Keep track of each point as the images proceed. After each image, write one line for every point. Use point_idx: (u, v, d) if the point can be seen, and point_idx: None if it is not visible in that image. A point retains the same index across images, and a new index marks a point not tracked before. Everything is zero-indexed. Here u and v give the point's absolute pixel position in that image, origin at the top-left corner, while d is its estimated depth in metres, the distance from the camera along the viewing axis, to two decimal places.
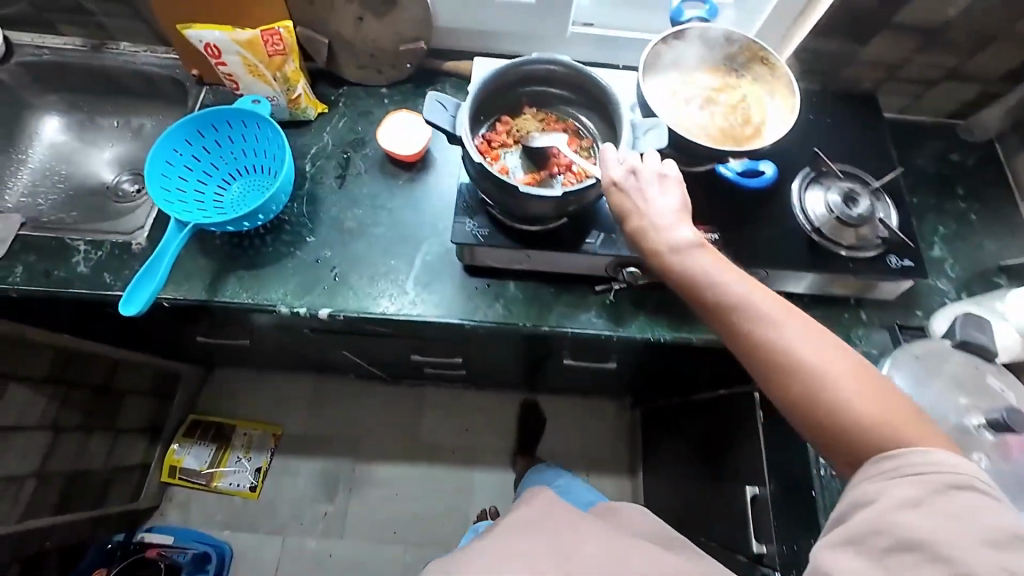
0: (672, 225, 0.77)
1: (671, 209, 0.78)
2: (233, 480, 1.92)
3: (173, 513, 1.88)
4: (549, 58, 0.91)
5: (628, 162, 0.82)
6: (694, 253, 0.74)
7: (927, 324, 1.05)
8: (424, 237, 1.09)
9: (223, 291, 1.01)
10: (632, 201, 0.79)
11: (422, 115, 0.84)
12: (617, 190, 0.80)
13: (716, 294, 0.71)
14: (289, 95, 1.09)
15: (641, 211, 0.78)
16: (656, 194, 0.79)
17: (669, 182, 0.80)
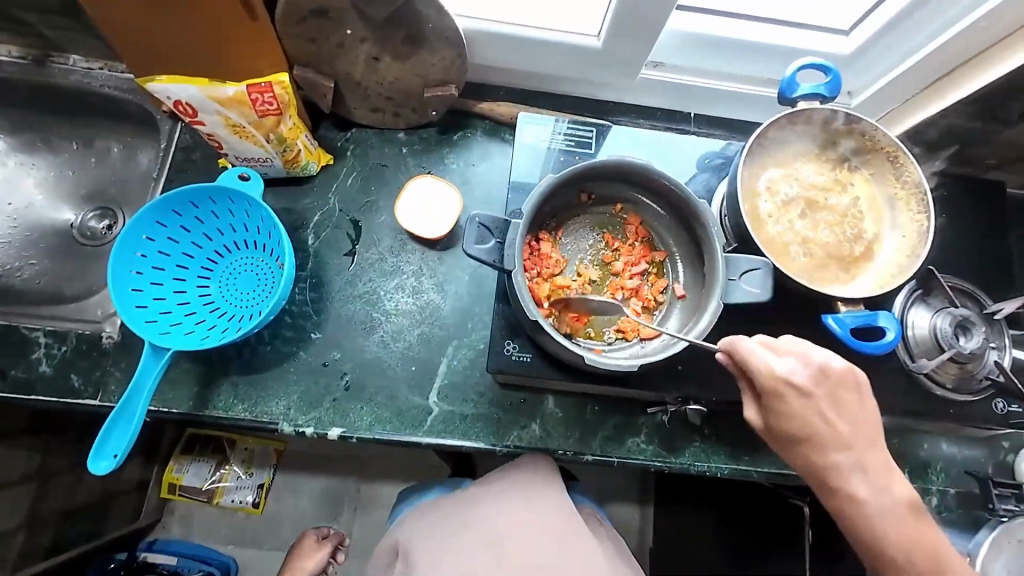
0: (868, 462, 0.62)
1: (856, 427, 0.62)
2: (233, 498, 1.48)
3: (174, 528, 1.50)
4: (624, 159, 0.71)
5: (808, 361, 0.62)
6: (896, 509, 0.61)
7: (1018, 463, 0.92)
8: (450, 337, 0.93)
9: (214, 403, 0.86)
10: (813, 424, 0.61)
11: (463, 249, 0.66)
12: (793, 400, 0.61)
13: (912, 560, 0.60)
14: (286, 155, 0.88)
15: (831, 441, 0.61)
16: (835, 414, 0.61)
17: (846, 389, 0.62)
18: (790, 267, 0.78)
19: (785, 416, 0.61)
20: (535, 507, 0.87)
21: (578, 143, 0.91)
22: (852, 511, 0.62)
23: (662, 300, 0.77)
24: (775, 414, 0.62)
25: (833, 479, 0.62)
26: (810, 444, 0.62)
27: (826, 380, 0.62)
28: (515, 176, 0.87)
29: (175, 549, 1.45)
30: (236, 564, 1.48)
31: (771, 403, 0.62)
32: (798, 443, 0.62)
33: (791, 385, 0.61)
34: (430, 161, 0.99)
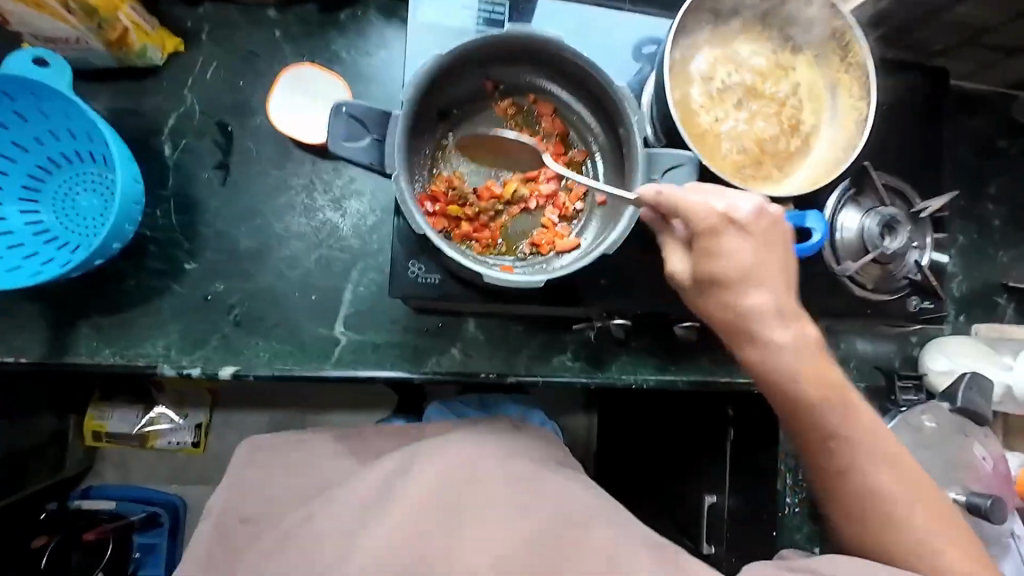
0: (790, 314, 0.61)
1: (782, 280, 0.60)
2: (171, 440, 1.32)
3: (107, 474, 1.37)
4: (528, 31, 0.58)
5: (748, 199, 0.59)
6: (812, 356, 0.60)
7: (922, 357, 0.97)
8: (353, 261, 0.81)
9: (75, 349, 0.74)
10: (739, 255, 0.58)
11: (327, 148, 0.53)
12: (729, 237, 0.57)
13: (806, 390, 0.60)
14: (105, 35, 0.68)
15: (757, 285, 0.59)
16: (769, 256, 0.59)
17: (779, 236, 0.60)
18: (720, 166, 0.70)
19: (718, 254, 0.58)
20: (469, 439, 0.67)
21: (489, 21, 0.75)
22: (771, 358, 0.60)
23: (580, 209, 0.68)
24: (703, 253, 0.59)
25: (754, 326, 0.60)
26: (732, 286, 0.58)
27: (763, 223, 0.59)
28: (410, 62, 0.72)
29: (113, 494, 1.32)
30: (182, 501, 1.37)
31: (699, 239, 0.58)
32: (716, 283, 0.59)
33: (730, 221, 0.57)
34: (313, 48, 0.81)
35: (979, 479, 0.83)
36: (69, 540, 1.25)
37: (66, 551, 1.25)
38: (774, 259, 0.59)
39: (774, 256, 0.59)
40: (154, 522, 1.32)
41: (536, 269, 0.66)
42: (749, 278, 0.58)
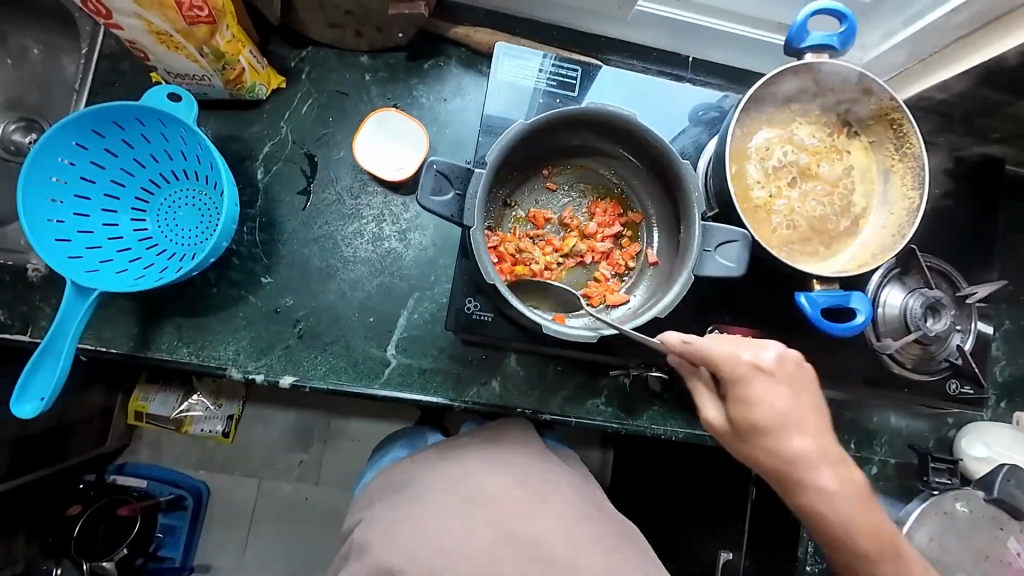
0: (832, 459, 0.65)
1: (814, 424, 0.64)
2: (204, 427, 1.39)
3: (143, 454, 1.42)
4: (605, 107, 0.63)
5: (767, 347, 0.64)
6: (852, 496, 0.65)
7: (959, 442, 0.95)
8: (411, 290, 0.88)
9: (157, 344, 0.81)
10: (777, 406, 0.62)
11: (416, 201, 0.59)
12: (761, 384, 0.62)
13: (846, 523, 0.65)
14: (226, 75, 0.77)
15: (797, 432, 0.63)
16: (803, 401, 0.64)
17: (805, 379, 0.64)
18: (769, 240, 0.73)
19: (752, 403, 0.62)
20: (505, 465, 0.75)
21: (561, 84, 0.82)
22: (813, 501, 0.65)
23: (632, 266, 0.72)
24: (739, 404, 0.63)
25: (802, 471, 0.64)
26: (773, 438, 0.63)
27: (786, 366, 0.63)
28: (487, 117, 0.79)
29: (145, 473, 1.38)
30: (207, 488, 1.42)
31: (736, 393, 0.63)
32: (755, 432, 0.63)
33: (758, 368, 0.62)
34: (398, 93, 0.89)
35: (1011, 572, 0.81)
36: (101, 514, 1.29)
37: (96, 523, 1.28)
38: (795, 401, 0.63)
39: (795, 399, 0.64)
40: (179, 505, 1.38)
41: (586, 321, 0.70)
42: (784, 424, 0.63)
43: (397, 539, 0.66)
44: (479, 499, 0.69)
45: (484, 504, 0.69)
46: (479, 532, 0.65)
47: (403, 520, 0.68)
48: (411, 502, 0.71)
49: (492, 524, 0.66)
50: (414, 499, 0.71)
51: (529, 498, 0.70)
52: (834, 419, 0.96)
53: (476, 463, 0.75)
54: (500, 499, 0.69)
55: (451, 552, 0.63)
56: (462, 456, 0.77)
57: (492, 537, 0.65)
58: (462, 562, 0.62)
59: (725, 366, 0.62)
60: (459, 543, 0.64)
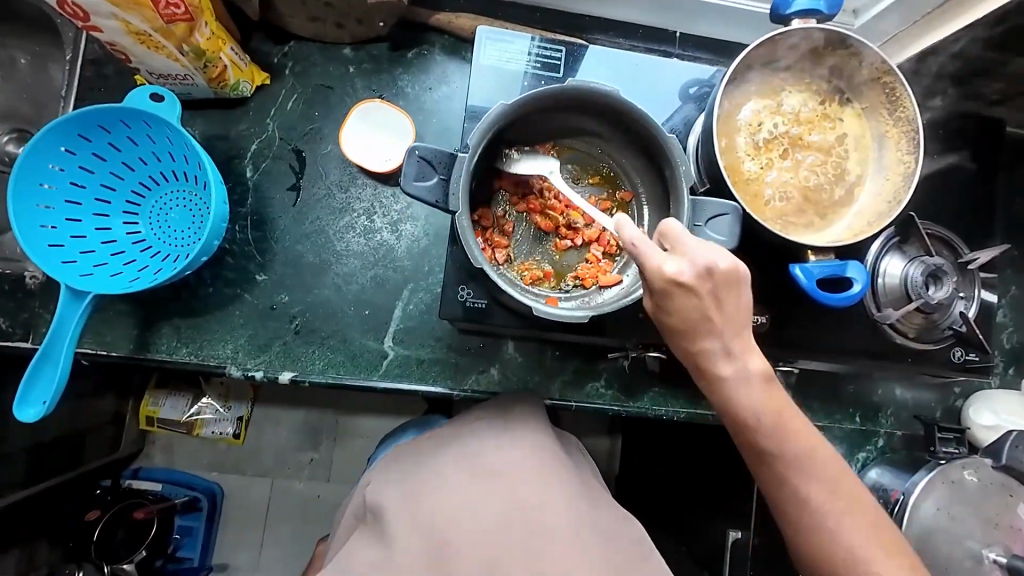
0: (738, 349, 0.62)
1: (734, 324, 0.60)
2: (216, 430, 1.39)
3: (156, 457, 1.44)
4: (588, 85, 0.62)
5: (693, 258, 0.57)
6: (759, 388, 0.62)
7: (966, 410, 0.94)
8: (405, 281, 0.88)
9: (157, 346, 0.82)
10: (691, 313, 0.59)
11: (400, 188, 0.59)
12: (681, 297, 0.58)
13: (757, 413, 0.62)
14: (209, 72, 0.77)
15: (706, 331, 0.60)
16: (718, 310, 0.59)
17: (736, 283, 0.58)
18: (762, 214, 0.72)
19: (670, 309, 0.60)
20: (521, 442, 0.73)
21: (545, 65, 0.81)
22: (721, 393, 0.63)
23: (624, 246, 0.72)
24: (658, 301, 0.61)
25: (705, 362, 0.62)
26: (685, 339, 0.61)
27: (711, 281, 0.57)
28: (472, 103, 0.79)
29: (160, 477, 1.40)
30: (220, 488, 1.44)
31: (655, 298, 0.60)
32: (675, 328, 0.61)
33: (676, 284, 0.57)
34: (382, 84, 0.89)
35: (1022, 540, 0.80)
36: (118, 518, 1.30)
37: (114, 527, 1.29)
38: (710, 304, 0.59)
39: (715, 291, 0.58)
40: (194, 506, 1.40)
41: (579, 303, 0.70)
42: (694, 311, 0.59)
43: (412, 509, 0.65)
44: (493, 477, 0.68)
45: (501, 482, 0.67)
46: (493, 510, 0.64)
47: (419, 492, 0.67)
48: (425, 474, 0.70)
49: (506, 502, 0.65)
50: (428, 473, 0.70)
51: (544, 487, 0.68)
52: (838, 394, 0.95)
53: (493, 446, 0.72)
54: (515, 480, 0.68)
55: (467, 528, 0.63)
56: (476, 432, 0.75)
57: (506, 517, 0.64)
58: (474, 551, 0.61)
59: (646, 274, 0.60)
60: (472, 530, 0.62)
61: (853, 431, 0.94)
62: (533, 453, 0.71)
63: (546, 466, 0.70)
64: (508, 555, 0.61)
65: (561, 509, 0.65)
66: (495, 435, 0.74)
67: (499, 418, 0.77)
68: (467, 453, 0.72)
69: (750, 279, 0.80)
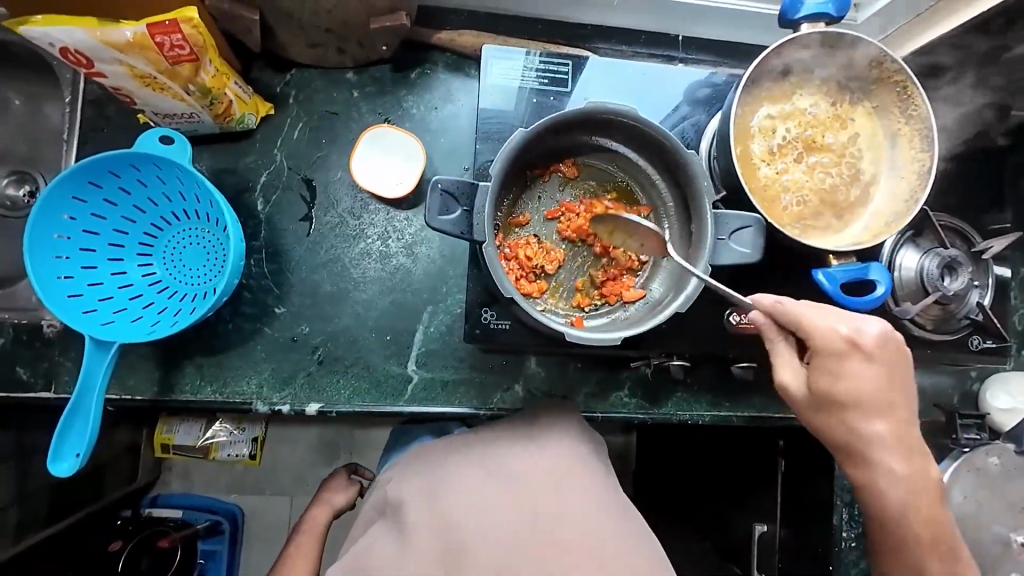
0: (902, 440, 0.66)
1: (901, 407, 0.66)
2: (232, 452, 1.33)
3: (174, 484, 1.44)
4: (604, 105, 0.62)
5: (871, 325, 0.63)
6: (921, 481, 0.67)
7: (982, 393, 0.95)
8: (425, 304, 0.87)
9: (181, 386, 0.81)
10: (867, 386, 0.63)
11: (424, 223, 0.58)
12: (853, 362, 0.62)
13: (913, 516, 0.68)
14: (214, 109, 0.76)
15: (881, 412, 0.65)
16: (894, 383, 0.64)
17: (903, 363, 0.64)
18: (780, 219, 0.72)
19: (840, 375, 0.63)
20: (549, 448, 0.72)
21: (553, 80, 0.80)
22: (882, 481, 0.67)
23: (646, 260, 0.72)
24: (821, 373, 0.64)
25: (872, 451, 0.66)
26: (854, 416, 0.64)
27: (889, 348, 0.63)
28: (482, 123, 0.78)
29: (179, 503, 1.39)
30: (240, 509, 1.44)
31: (821, 365, 0.63)
32: (836, 405, 0.64)
33: (856, 347, 0.62)
34: (388, 107, 0.88)
35: None
36: (143, 546, 1.29)
37: (138, 556, 1.28)
38: (885, 385, 0.63)
39: (888, 386, 0.64)
40: (217, 530, 1.40)
41: (606, 321, 0.70)
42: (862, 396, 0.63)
43: (429, 509, 0.65)
44: (513, 482, 0.67)
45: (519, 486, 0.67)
46: (512, 515, 0.64)
47: (438, 492, 0.66)
48: (441, 474, 0.69)
49: (523, 510, 0.64)
50: (446, 476, 0.69)
51: (561, 492, 0.67)
52: None
53: (515, 451, 0.71)
54: (534, 487, 0.67)
55: (480, 529, 0.62)
56: (491, 439, 0.74)
57: (520, 522, 0.63)
58: (489, 558, 0.61)
59: (813, 339, 0.63)
60: (486, 533, 0.62)
61: None
62: (555, 460, 0.70)
63: (560, 470, 0.69)
64: (513, 558, 0.61)
65: (574, 515, 0.65)
66: (523, 443, 0.73)
67: (527, 426, 0.76)
68: (486, 456, 0.71)
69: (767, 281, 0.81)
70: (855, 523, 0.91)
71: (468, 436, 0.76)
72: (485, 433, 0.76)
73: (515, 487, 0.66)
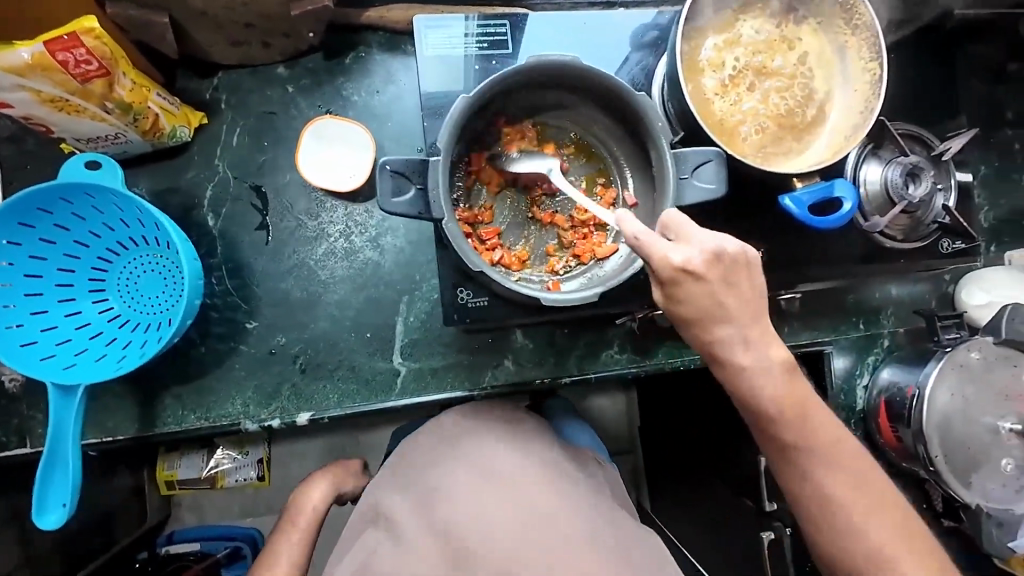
0: (754, 336, 0.63)
1: (750, 312, 0.62)
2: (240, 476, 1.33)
3: (183, 517, 1.42)
4: (543, 57, 0.59)
5: (704, 245, 0.58)
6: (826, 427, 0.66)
7: (959, 293, 0.98)
8: (402, 295, 0.85)
9: (164, 419, 0.79)
10: (704, 303, 0.59)
11: (378, 208, 0.56)
12: (689, 286, 0.59)
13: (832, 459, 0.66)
14: (140, 126, 0.71)
15: (717, 316, 0.61)
16: (727, 294, 0.60)
17: (745, 269, 0.60)
18: (742, 151, 0.71)
19: (679, 301, 0.60)
20: (533, 451, 0.73)
21: (493, 43, 0.77)
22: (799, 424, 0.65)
23: (614, 213, 0.70)
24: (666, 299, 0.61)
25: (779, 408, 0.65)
26: (699, 332, 0.61)
27: (721, 263, 0.59)
28: (427, 99, 0.75)
29: (196, 536, 1.37)
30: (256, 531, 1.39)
31: (663, 286, 0.59)
32: (682, 323, 0.62)
33: (687, 271, 0.58)
34: (327, 97, 0.84)
35: None
36: None
37: None
38: (718, 291, 0.59)
39: (723, 286, 0.59)
40: (238, 555, 1.36)
41: (583, 281, 0.69)
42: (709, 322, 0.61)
43: (427, 518, 0.66)
44: (510, 486, 0.68)
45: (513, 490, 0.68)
46: (510, 517, 0.65)
47: (432, 500, 0.67)
48: (434, 480, 0.70)
49: (516, 512, 0.65)
50: (438, 480, 0.70)
51: (560, 495, 0.68)
52: (839, 305, 0.97)
53: (508, 455, 0.72)
54: (525, 483, 0.68)
55: (482, 536, 0.63)
56: (475, 438, 0.74)
57: (517, 520, 0.65)
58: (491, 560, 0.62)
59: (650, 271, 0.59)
60: (485, 534, 0.63)
61: (858, 338, 0.97)
62: (544, 461, 0.72)
63: (553, 472, 0.71)
64: (514, 556, 0.62)
65: (568, 520, 0.65)
66: (511, 446, 0.73)
67: (512, 429, 0.76)
68: (479, 462, 0.71)
69: (736, 217, 0.81)
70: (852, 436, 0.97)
71: (447, 428, 0.76)
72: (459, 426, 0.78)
73: (509, 491, 0.68)
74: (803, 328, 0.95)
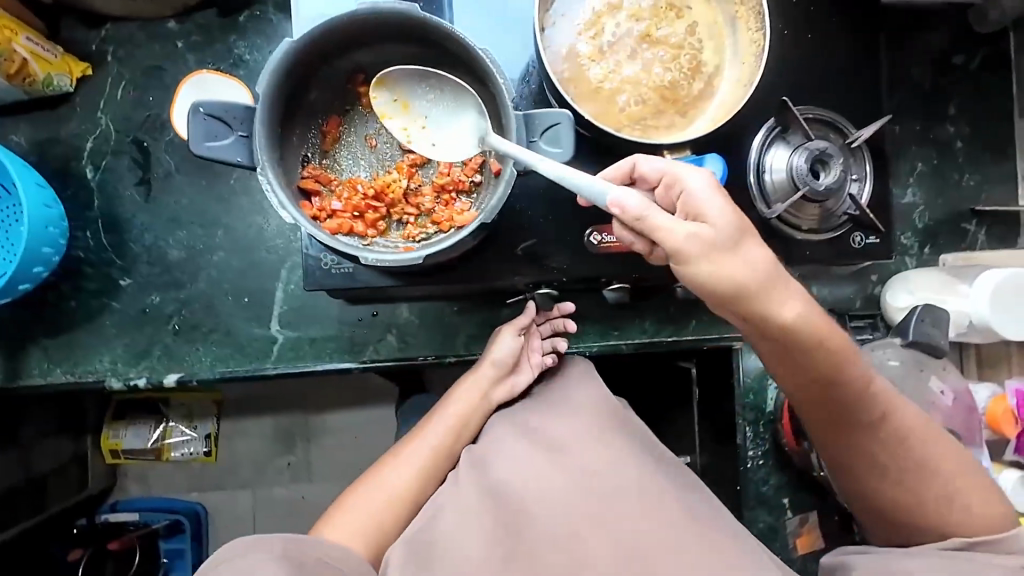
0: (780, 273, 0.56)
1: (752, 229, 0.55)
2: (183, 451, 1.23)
3: None
4: (372, 7, 0.58)
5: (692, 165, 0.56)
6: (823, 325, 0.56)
7: (884, 295, 0.91)
8: (282, 261, 0.83)
9: (28, 371, 0.78)
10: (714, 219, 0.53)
11: (191, 152, 0.53)
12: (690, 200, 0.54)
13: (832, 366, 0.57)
14: (3, 68, 0.72)
15: (751, 239, 0.54)
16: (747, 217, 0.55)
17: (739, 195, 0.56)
18: (617, 122, 0.68)
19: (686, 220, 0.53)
20: (582, 404, 0.73)
21: None
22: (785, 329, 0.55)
23: (478, 180, 0.67)
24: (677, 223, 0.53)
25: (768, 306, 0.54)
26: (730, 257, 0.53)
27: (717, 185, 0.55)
28: None
29: (139, 506, 1.23)
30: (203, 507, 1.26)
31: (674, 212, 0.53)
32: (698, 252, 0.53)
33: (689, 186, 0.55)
34: (216, 54, 0.82)
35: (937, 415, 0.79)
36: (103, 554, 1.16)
37: (101, 561, 1.16)
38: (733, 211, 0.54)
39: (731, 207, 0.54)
40: (178, 529, 1.21)
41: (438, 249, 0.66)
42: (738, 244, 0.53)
43: (492, 482, 0.66)
44: (561, 446, 0.68)
45: (558, 450, 0.67)
46: (561, 475, 0.64)
47: (488, 461, 0.69)
48: (496, 444, 0.71)
49: (566, 472, 0.64)
50: (498, 445, 0.71)
51: (604, 445, 0.68)
52: None
53: (558, 415, 0.72)
54: (575, 450, 0.67)
55: (539, 495, 0.63)
56: (523, 408, 0.76)
57: (568, 488, 0.63)
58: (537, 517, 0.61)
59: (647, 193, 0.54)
60: (534, 496, 0.63)
61: None
62: (589, 413, 0.71)
63: (603, 423, 0.70)
64: (577, 514, 0.61)
65: (628, 478, 0.64)
66: (558, 406, 0.74)
67: (588, 388, 0.76)
68: (534, 426, 0.72)
69: None
70: (759, 440, 0.90)
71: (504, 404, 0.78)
72: (474, 385, 0.77)
73: (565, 454, 0.67)
74: (712, 324, 0.88)
